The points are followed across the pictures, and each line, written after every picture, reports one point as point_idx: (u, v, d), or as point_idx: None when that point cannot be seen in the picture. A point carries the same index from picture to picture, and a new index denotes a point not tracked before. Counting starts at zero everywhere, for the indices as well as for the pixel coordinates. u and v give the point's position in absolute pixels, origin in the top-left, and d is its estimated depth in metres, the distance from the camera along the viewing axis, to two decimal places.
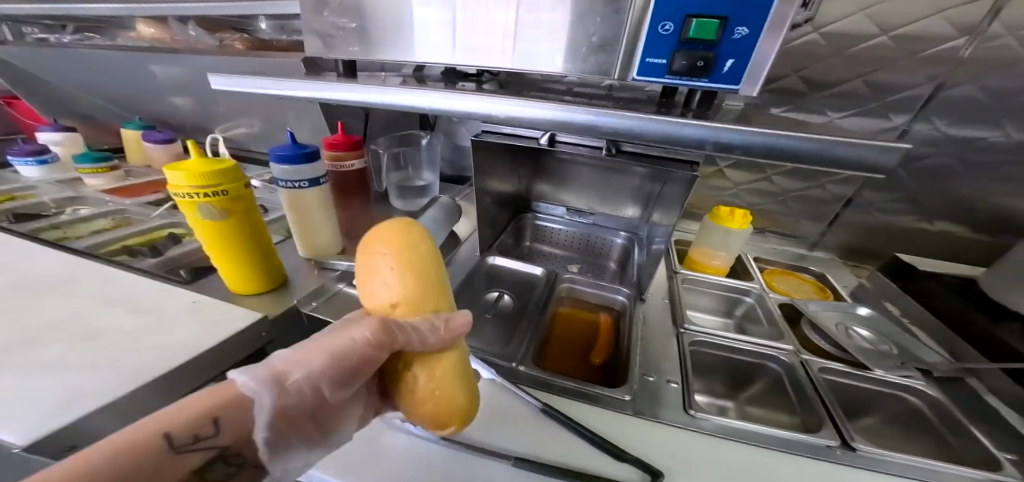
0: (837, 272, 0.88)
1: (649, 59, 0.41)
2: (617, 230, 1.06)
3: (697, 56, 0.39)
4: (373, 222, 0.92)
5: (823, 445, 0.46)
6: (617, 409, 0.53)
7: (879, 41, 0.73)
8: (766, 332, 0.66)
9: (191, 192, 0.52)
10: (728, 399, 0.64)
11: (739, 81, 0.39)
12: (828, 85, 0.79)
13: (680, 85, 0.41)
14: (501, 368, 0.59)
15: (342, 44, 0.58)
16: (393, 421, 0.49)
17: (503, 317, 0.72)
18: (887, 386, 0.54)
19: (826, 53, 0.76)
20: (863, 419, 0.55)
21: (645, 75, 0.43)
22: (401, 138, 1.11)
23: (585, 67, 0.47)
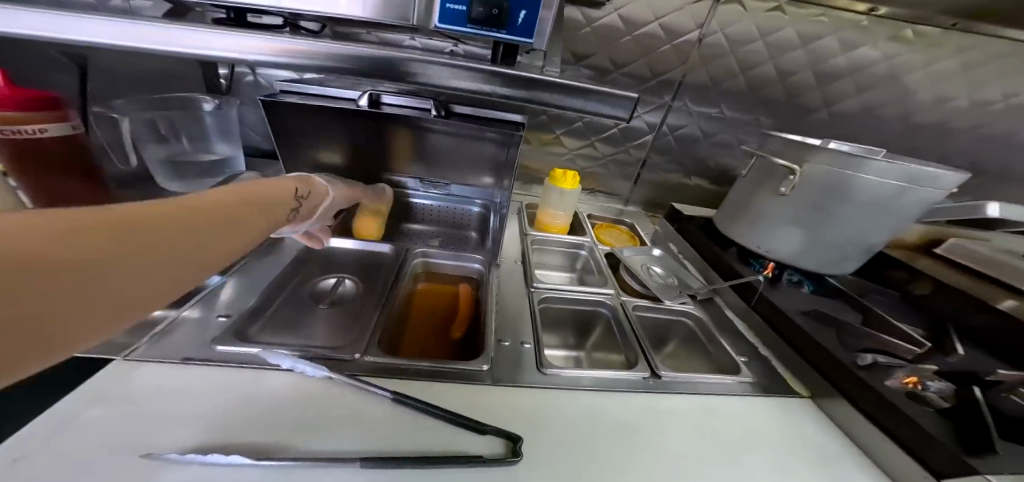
0: (641, 222, 1.10)
1: (448, 6, 0.38)
2: (474, 199, 1.04)
3: (491, 3, 0.37)
4: None
5: (639, 378, 0.56)
6: (477, 381, 0.50)
7: (651, 27, 0.90)
8: (597, 281, 0.79)
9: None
10: (578, 349, 0.75)
11: (532, 34, 0.40)
12: (622, 63, 0.93)
13: (486, 36, 0.40)
14: (337, 362, 0.47)
15: None
16: (161, 456, 0.32)
17: (342, 305, 0.59)
18: (673, 314, 0.73)
19: (621, 32, 0.89)
20: (667, 347, 0.75)
21: (448, 23, 0.40)
22: (163, 101, 0.80)
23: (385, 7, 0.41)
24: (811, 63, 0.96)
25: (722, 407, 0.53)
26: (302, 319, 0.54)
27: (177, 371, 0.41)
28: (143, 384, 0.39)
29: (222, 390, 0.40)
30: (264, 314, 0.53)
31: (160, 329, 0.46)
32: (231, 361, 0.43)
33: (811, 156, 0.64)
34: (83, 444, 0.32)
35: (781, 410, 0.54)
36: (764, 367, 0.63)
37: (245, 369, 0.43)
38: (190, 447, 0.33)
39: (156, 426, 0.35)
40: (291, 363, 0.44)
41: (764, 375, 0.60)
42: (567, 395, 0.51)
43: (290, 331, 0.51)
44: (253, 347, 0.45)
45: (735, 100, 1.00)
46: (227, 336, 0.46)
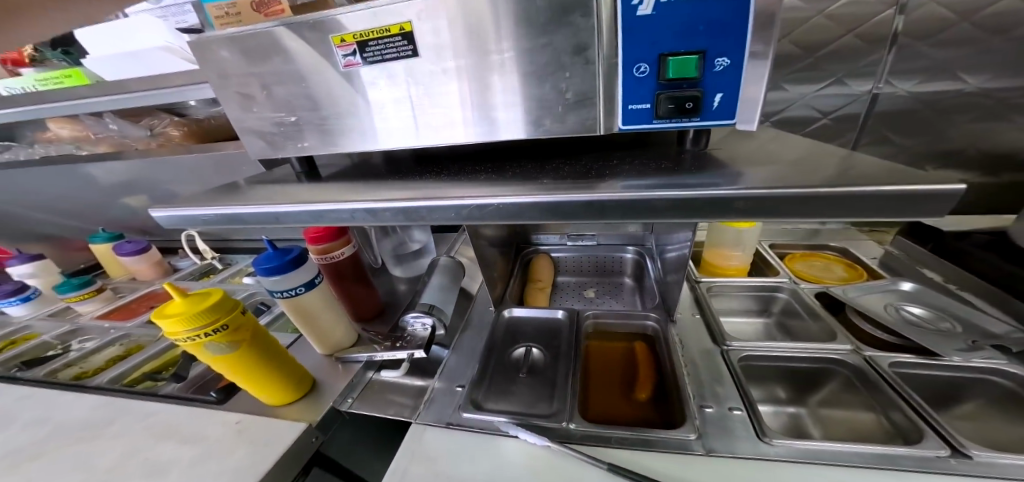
0: (856, 243, 0.86)
1: (631, 106, 0.35)
2: (624, 246, 1.03)
3: (683, 98, 0.32)
4: (377, 299, 0.86)
5: (933, 456, 0.43)
6: (687, 452, 0.49)
7: (816, 18, 0.76)
8: (815, 329, 0.65)
9: (192, 333, 0.50)
10: (796, 405, 0.62)
11: (735, 115, 0.33)
12: (782, 66, 0.82)
13: (672, 129, 0.35)
14: (553, 430, 0.55)
15: (289, 141, 0.50)
16: None
17: (538, 374, 0.68)
18: (966, 371, 0.52)
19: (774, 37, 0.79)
20: (960, 407, 0.53)
21: (630, 124, 0.36)
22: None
23: (563, 128, 0.39)
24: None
25: None
26: (511, 387, 0.65)
27: (446, 432, 0.57)
28: (429, 443, 0.55)
29: (479, 454, 0.53)
30: (484, 381, 0.66)
31: (428, 396, 0.65)
32: (478, 427, 0.57)
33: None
34: None
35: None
36: None
37: (488, 434, 0.56)
38: None
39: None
40: (516, 431, 0.54)
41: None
42: (818, 473, 0.44)
43: (506, 398, 0.63)
44: (491, 415, 0.58)
45: (993, 65, 0.72)
46: (467, 405, 0.61)
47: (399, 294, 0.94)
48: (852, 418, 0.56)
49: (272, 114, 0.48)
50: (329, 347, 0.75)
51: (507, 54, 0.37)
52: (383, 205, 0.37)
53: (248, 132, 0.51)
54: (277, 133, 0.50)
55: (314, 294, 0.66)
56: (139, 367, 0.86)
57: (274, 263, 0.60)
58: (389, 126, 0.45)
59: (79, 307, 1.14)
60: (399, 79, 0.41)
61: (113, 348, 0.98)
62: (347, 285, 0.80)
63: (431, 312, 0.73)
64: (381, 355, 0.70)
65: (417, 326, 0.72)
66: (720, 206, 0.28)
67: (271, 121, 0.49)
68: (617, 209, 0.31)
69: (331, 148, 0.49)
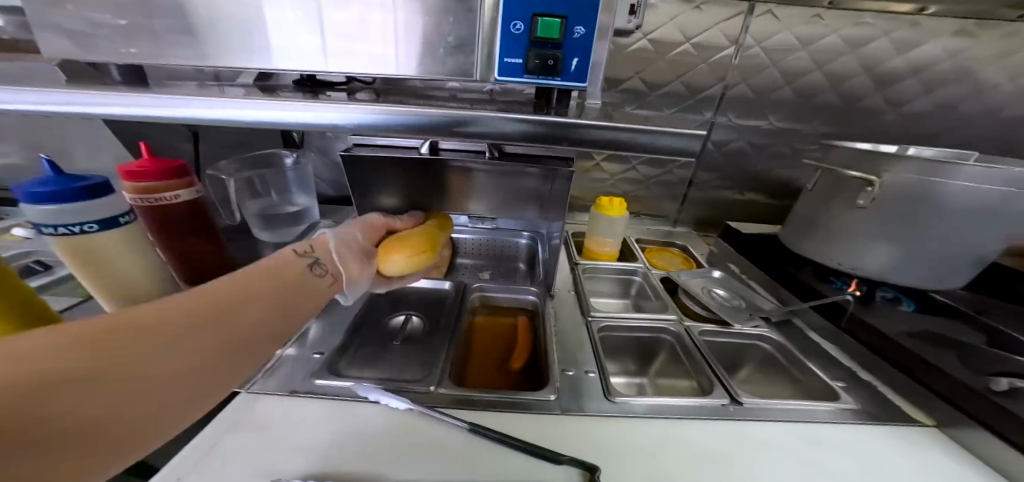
0: (694, 243, 1.07)
1: (506, 59, 0.36)
2: (520, 232, 1.08)
3: (546, 55, 0.34)
4: (225, 260, 0.71)
5: (720, 405, 0.55)
6: (547, 411, 0.53)
7: (684, 49, 0.91)
8: (655, 305, 0.78)
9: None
10: (641, 375, 0.73)
11: (585, 79, 0.35)
12: (657, 87, 0.95)
13: (537, 87, 0.37)
14: (417, 394, 0.54)
15: (105, 44, 0.39)
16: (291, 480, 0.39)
17: (414, 341, 0.65)
18: (744, 337, 0.69)
19: (654, 57, 0.92)
20: (740, 372, 0.71)
21: (506, 78, 0.37)
22: (256, 160, 0.91)
23: (441, 70, 0.38)
24: (865, 67, 0.92)
25: (821, 434, 0.50)
26: (381, 354, 0.62)
27: (288, 402, 0.50)
28: (264, 414, 0.48)
29: (329, 421, 0.48)
30: (348, 351, 0.61)
31: (271, 364, 0.56)
32: (332, 394, 0.51)
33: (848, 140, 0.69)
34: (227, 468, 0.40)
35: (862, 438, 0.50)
36: (868, 393, 0.57)
37: (345, 401, 0.51)
38: (305, 473, 0.40)
39: (276, 452, 0.43)
40: (377, 396, 0.51)
41: (869, 402, 0.55)
42: (644, 422, 0.52)
43: (373, 365, 0.59)
44: (351, 380, 0.53)
45: (785, 110, 0.97)
46: (325, 370, 0.55)
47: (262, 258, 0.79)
48: (675, 384, 0.69)
49: (89, 11, 0.38)
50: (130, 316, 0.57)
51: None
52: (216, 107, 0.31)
53: (45, 26, 0.39)
54: (91, 34, 0.39)
55: (113, 237, 0.51)
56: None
57: (49, 188, 0.44)
58: (248, 39, 0.38)
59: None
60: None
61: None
62: (182, 240, 0.64)
63: None
64: None
65: None
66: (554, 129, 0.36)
67: (89, 21, 0.38)
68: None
69: (161, 60, 0.40)
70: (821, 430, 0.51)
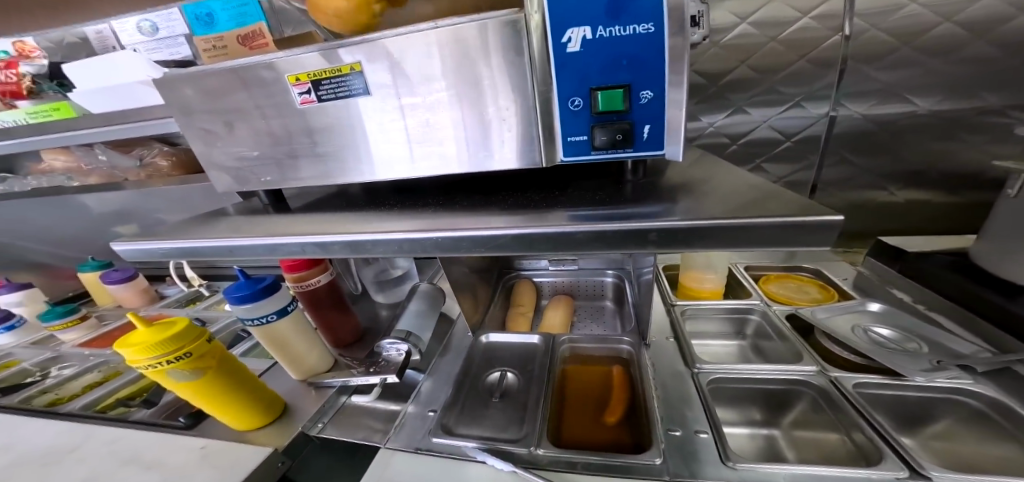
0: (829, 263, 0.88)
1: (570, 138, 0.38)
2: (604, 270, 1.04)
3: (615, 130, 0.35)
4: (355, 326, 0.87)
5: (893, 478, 0.41)
6: (656, 478, 0.47)
7: (772, 45, 0.82)
8: (784, 349, 0.65)
9: (155, 363, 0.51)
10: (770, 426, 0.61)
11: (663, 145, 0.36)
12: (745, 87, 0.87)
13: (609, 158, 0.38)
14: (519, 454, 0.54)
15: (252, 176, 0.53)
16: None
17: (511, 398, 0.67)
18: (933, 391, 0.52)
19: (734, 62, 0.85)
20: (931, 426, 0.53)
21: (572, 154, 0.39)
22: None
23: (507, 159, 0.42)
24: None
25: None
26: (481, 412, 0.65)
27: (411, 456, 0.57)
28: (394, 469, 0.54)
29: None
30: (455, 405, 0.66)
31: (399, 421, 0.65)
32: (447, 452, 0.57)
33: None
34: None
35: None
36: None
37: (455, 458, 0.55)
38: None
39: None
40: (484, 456, 0.54)
41: None
42: None
43: (477, 423, 0.62)
44: (461, 439, 0.58)
45: (937, 88, 0.77)
46: (437, 429, 0.60)
47: (380, 321, 0.94)
48: (822, 439, 0.55)
49: (236, 149, 0.51)
50: (305, 372, 0.74)
51: (503, 79, 0.38)
52: (332, 239, 0.39)
53: (216, 168, 0.54)
54: (242, 168, 0.53)
55: (289, 320, 0.68)
56: (117, 392, 0.85)
57: (246, 291, 0.61)
58: (349, 156, 0.48)
59: (63, 335, 1.12)
60: (394, 109, 0.43)
61: (90, 374, 0.95)
62: (323, 312, 0.81)
63: (407, 339, 0.75)
64: (356, 380, 0.70)
65: (392, 353, 0.74)
66: (635, 237, 0.32)
67: (235, 157, 0.52)
68: (542, 242, 0.34)
69: (292, 180, 0.52)
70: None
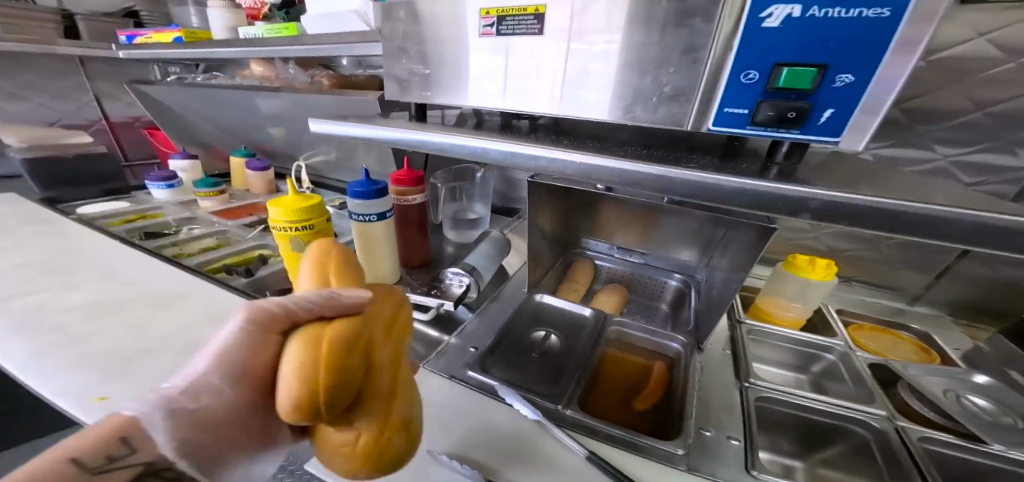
0: (947, 331, 0.75)
1: (727, 108, 0.38)
2: (669, 272, 1.00)
3: (787, 107, 0.34)
4: (426, 251, 0.96)
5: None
6: (674, 466, 0.48)
7: (1007, 67, 0.67)
8: (851, 391, 0.59)
9: (290, 227, 0.63)
10: (796, 457, 0.57)
11: (840, 133, 0.34)
12: (948, 116, 0.73)
13: (765, 136, 0.37)
14: (545, 407, 0.59)
15: (415, 89, 0.60)
16: (437, 454, 0.51)
17: (549, 357, 0.72)
18: (1004, 464, 0.47)
19: (938, 82, 0.72)
20: None
21: (722, 125, 0.39)
22: (456, 172, 1.15)
23: (650, 117, 0.43)
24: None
25: None
26: (520, 363, 0.71)
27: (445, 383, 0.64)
28: (430, 390, 0.62)
29: (472, 410, 0.58)
30: (495, 351, 0.72)
31: (441, 348, 0.73)
32: (477, 386, 0.63)
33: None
34: None
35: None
36: None
37: (483, 394, 0.62)
38: (449, 452, 0.51)
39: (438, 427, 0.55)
40: (509, 398, 0.59)
41: None
42: None
43: (509, 370, 0.69)
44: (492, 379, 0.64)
45: None
46: (474, 366, 0.67)
47: (444, 254, 1.03)
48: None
49: (413, 66, 0.59)
50: (374, 278, 0.84)
51: (644, 41, 0.40)
52: (488, 146, 0.47)
53: (392, 77, 0.63)
54: (411, 80, 0.60)
55: (383, 225, 0.78)
56: (220, 259, 1.02)
57: (364, 189, 0.74)
58: (498, 86, 0.52)
59: (204, 201, 1.39)
60: (516, 52, 0.48)
61: (207, 239, 1.18)
62: (407, 230, 0.91)
63: (470, 273, 0.83)
64: (416, 297, 0.79)
65: (454, 282, 0.82)
66: (793, 205, 0.33)
67: (408, 71, 0.60)
68: (683, 187, 0.37)
69: (442, 99, 0.58)
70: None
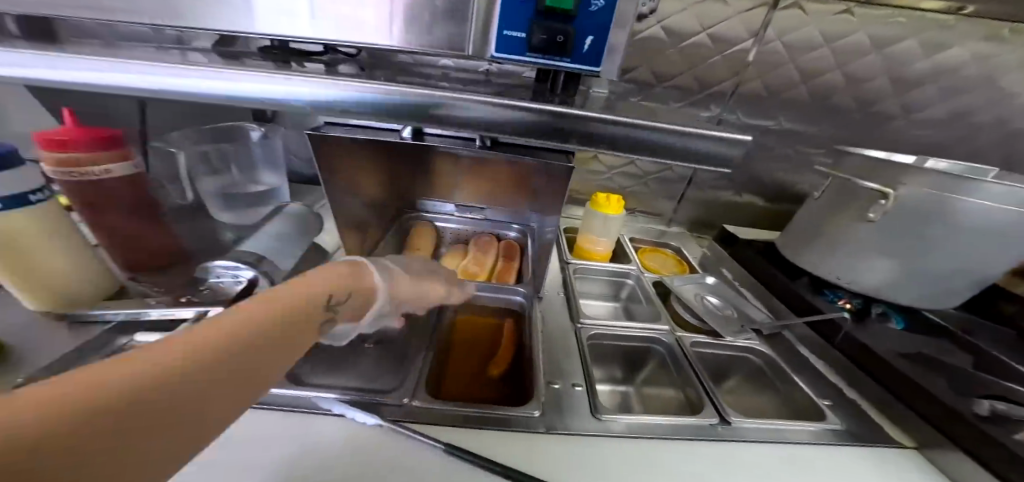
0: (687, 243, 1.03)
1: (504, 32, 0.30)
2: (510, 224, 1.00)
3: (555, 29, 0.29)
4: (173, 244, 0.62)
5: (706, 424, 0.51)
6: (529, 430, 0.47)
7: (700, 37, 0.86)
8: (646, 312, 0.74)
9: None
10: (625, 384, 0.69)
11: (600, 62, 0.31)
12: (670, 76, 0.90)
13: (543, 68, 0.31)
14: (383, 406, 0.47)
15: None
16: None
17: (386, 345, 0.59)
18: (734, 349, 0.66)
19: (670, 44, 0.87)
20: (726, 383, 0.68)
21: (502, 53, 0.31)
22: (213, 130, 0.79)
23: (429, 40, 0.34)
24: (886, 70, 0.88)
25: (811, 460, 0.47)
26: (347, 361, 0.55)
27: None
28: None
29: (282, 440, 0.42)
30: (314, 354, 0.55)
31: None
32: (290, 406, 0.46)
33: (906, 178, 0.57)
34: None
35: (887, 465, 0.47)
36: (851, 412, 0.55)
37: (301, 413, 0.45)
38: None
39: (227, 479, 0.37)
40: (344, 410, 0.46)
41: (851, 420, 0.53)
42: (630, 446, 0.47)
43: (335, 372, 0.53)
44: (309, 391, 0.48)
45: (796, 111, 0.93)
46: (284, 381, 0.49)
47: (219, 244, 0.70)
48: (662, 395, 0.65)
49: None
50: (50, 305, 0.49)
51: None
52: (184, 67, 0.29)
53: None
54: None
55: (28, 216, 0.43)
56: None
57: None
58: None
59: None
60: None
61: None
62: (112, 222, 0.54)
63: (256, 265, 0.59)
64: (146, 314, 0.49)
65: (226, 279, 0.57)
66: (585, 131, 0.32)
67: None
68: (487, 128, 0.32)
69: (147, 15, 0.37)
70: (814, 452, 0.48)
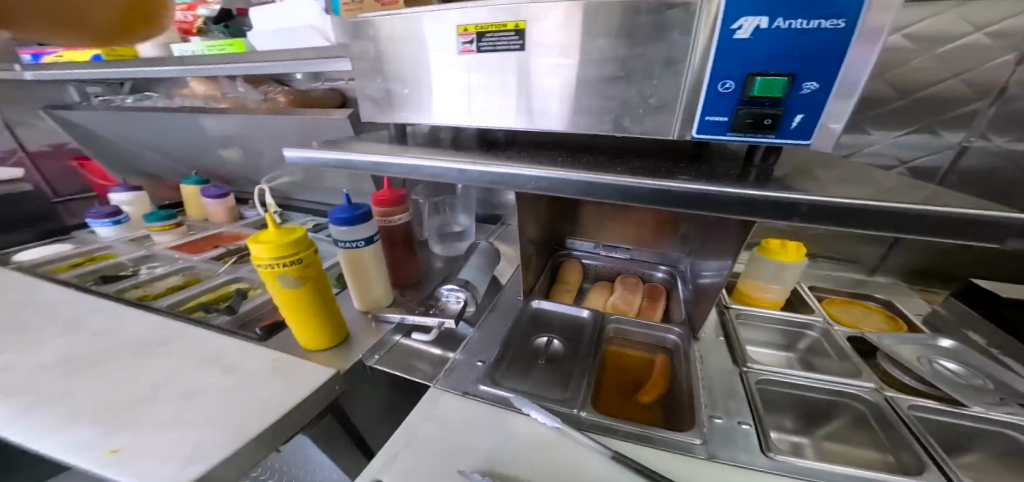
0: (905, 297, 0.85)
1: (708, 117, 0.40)
2: (656, 265, 1.05)
3: (763, 114, 0.37)
4: (414, 271, 0.96)
5: None
6: (692, 455, 0.50)
7: (927, 57, 0.77)
8: (838, 367, 0.65)
9: (273, 261, 0.61)
10: (800, 435, 0.62)
11: (811, 136, 0.37)
12: (880, 102, 0.83)
13: (746, 142, 0.39)
14: (562, 413, 0.59)
15: (393, 110, 0.58)
16: (468, 472, 0.50)
17: (556, 362, 0.73)
18: (987, 422, 0.55)
19: (880, 69, 0.80)
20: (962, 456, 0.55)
21: (704, 133, 0.41)
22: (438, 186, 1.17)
23: (639, 128, 0.46)
24: None
25: None
26: (528, 370, 0.72)
27: (461, 399, 0.64)
28: (445, 408, 0.62)
29: (490, 425, 0.58)
30: (503, 362, 0.73)
31: (449, 365, 0.73)
32: (491, 400, 0.63)
33: None
34: (421, 450, 0.54)
35: None
36: None
37: (500, 407, 0.62)
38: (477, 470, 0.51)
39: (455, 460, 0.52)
40: (529, 410, 0.59)
41: None
42: None
43: (521, 379, 0.69)
44: (505, 391, 0.64)
45: None
46: (485, 379, 0.68)
47: (434, 271, 1.02)
48: (858, 454, 0.56)
49: (386, 85, 0.57)
50: (368, 305, 0.86)
51: (602, 60, 0.44)
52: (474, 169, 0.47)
53: (365, 98, 0.60)
54: (386, 101, 0.58)
55: (372, 250, 0.77)
56: (196, 297, 0.98)
57: (349, 216, 0.72)
58: (473, 104, 0.52)
59: (157, 236, 1.31)
60: (490, 69, 0.49)
61: (176, 276, 1.11)
62: (400, 250, 0.92)
63: (465, 288, 0.85)
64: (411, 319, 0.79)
65: (451, 299, 0.84)
66: (786, 209, 0.34)
67: (384, 91, 0.58)
68: (683, 200, 0.39)
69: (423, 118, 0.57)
70: None
